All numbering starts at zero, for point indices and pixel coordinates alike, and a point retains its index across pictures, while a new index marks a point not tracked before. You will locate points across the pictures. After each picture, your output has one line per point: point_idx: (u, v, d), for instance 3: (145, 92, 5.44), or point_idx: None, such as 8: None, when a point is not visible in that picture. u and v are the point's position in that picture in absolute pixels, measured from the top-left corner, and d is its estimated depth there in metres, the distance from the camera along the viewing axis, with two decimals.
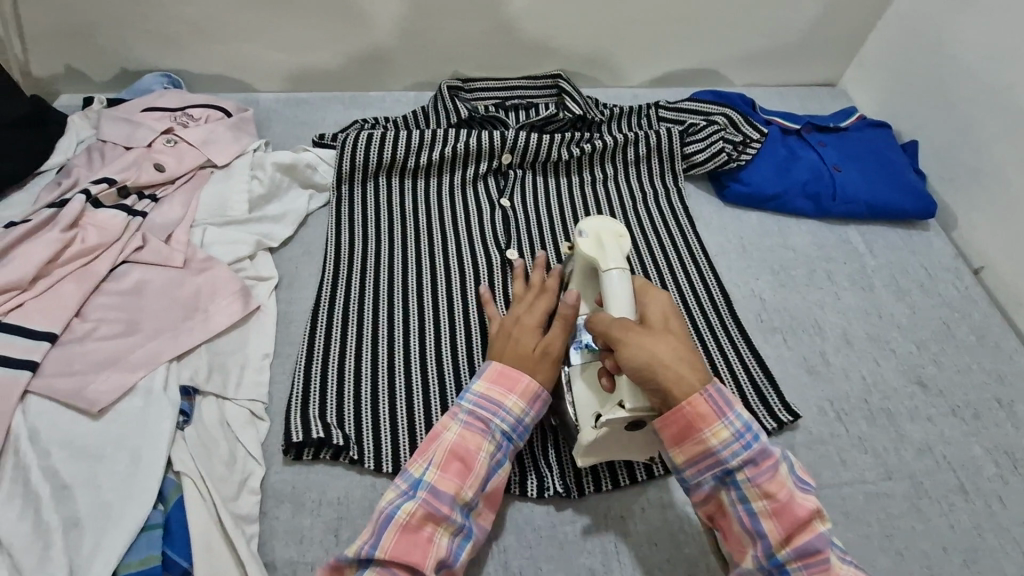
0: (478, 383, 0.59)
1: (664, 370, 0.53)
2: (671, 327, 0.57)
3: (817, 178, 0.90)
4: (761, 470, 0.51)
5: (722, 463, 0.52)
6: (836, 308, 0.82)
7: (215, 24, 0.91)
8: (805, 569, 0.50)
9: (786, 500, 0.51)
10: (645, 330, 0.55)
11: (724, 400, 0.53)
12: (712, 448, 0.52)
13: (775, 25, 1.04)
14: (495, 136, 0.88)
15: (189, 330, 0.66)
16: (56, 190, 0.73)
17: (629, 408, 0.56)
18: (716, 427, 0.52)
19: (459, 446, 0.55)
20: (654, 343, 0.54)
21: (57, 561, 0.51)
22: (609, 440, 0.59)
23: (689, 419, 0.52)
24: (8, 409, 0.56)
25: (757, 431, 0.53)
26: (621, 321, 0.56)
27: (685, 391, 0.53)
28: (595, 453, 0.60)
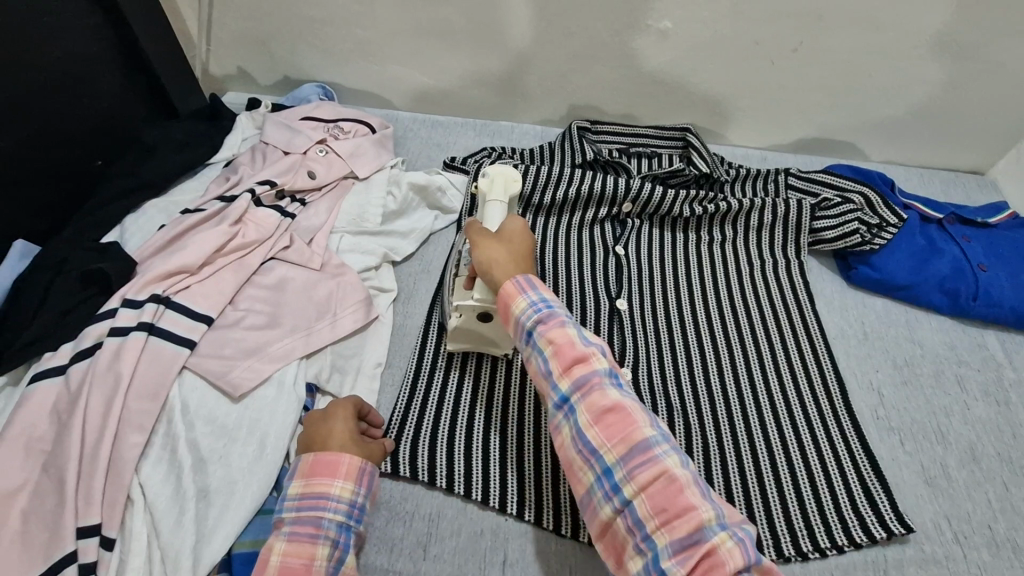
0: (294, 487, 0.55)
1: (498, 267, 0.61)
2: (520, 241, 0.65)
3: (959, 275, 0.85)
4: (549, 326, 0.56)
5: (523, 327, 0.57)
6: (963, 418, 0.77)
7: (374, 46, 0.98)
8: (585, 399, 0.53)
9: (567, 345, 0.54)
10: (495, 239, 0.64)
11: (529, 282, 0.59)
12: (517, 318, 0.58)
13: (929, 106, 0.99)
14: (619, 183, 0.89)
15: (321, 330, 0.70)
16: (224, 186, 0.82)
17: (476, 299, 0.65)
18: (518, 300, 0.58)
19: (289, 568, 0.50)
20: (498, 247, 0.63)
21: (187, 528, 0.56)
22: (468, 328, 0.70)
23: (501, 298, 0.59)
24: (168, 381, 0.62)
25: (553, 301, 0.58)
26: (480, 227, 0.66)
27: (504, 278, 0.60)
28: (464, 337, 0.71)
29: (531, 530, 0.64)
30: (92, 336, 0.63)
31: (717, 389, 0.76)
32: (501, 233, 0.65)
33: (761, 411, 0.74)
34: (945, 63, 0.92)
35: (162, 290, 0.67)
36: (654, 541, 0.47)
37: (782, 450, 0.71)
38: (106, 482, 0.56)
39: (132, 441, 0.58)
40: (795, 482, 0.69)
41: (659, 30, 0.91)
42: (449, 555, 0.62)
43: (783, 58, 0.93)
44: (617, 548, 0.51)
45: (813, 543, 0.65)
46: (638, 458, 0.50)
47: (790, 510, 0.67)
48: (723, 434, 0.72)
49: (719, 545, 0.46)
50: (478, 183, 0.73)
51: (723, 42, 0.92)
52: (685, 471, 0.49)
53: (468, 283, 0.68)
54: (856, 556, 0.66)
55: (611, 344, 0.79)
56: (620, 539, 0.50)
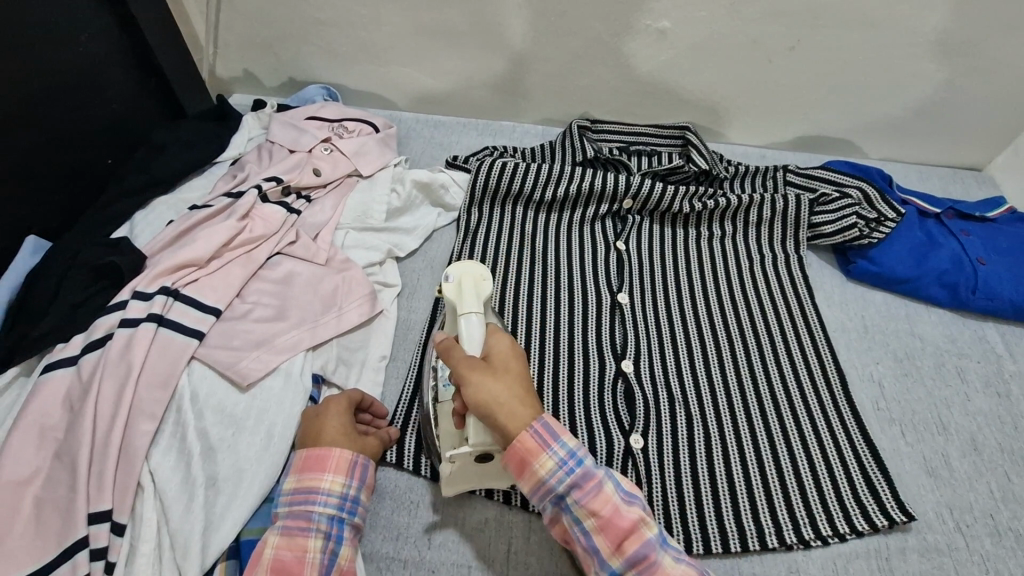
0: (288, 483, 0.57)
1: (503, 408, 0.53)
2: (514, 364, 0.57)
3: (957, 268, 0.86)
4: (585, 491, 0.53)
5: (553, 491, 0.53)
6: (964, 409, 0.78)
7: (377, 47, 1.00)
8: (603, 531, 0.53)
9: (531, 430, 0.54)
10: (486, 369, 0.55)
11: (550, 430, 0.54)
12: (543, 480, 0.53)
13: (926, 103, 1.00)
14: (620, 181, 0.90)
15: (327, 323, 0.72)
16: (232, 183, 0.83)
17: (470, 443, 0.56)
18: (542, 459, 0.53)
19: (282, 560, 0.52)
20: (493, 382, 0.54)
21: (196, 515, 0.57)
22: (465, 473, 0.60)
23: (514, 453, 0.53)
24: (177, 371, 0.63)
25: (581, 454, 0.54)
26: (463, 354, 0.56)
27: (516, 428, 0.53)
28: (462, 481, 0.61)
29: (535, 519, 0.65)
30: (103, 328, 0.64)
31: (719, 383, 0.76)
32: (488, 360, 0.57)
33: (762, 404, 0.74)
34: (941, 60, 0.93)
35: (172, 283, 0.68)
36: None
37: (783, 440, 0.71)
38: (117, 469, 0.57)
39: (143, 429, 0.59)
40: (798, 473, 0.69)
41: (658, 30, 0.92)
42: (454, 544, 0.63)
43: (781, 56, 0.95)
44: None
45: (814, 531, 0.66)
46: (610, 521, 0.53)
47: (792, 500, 0.67)
48: (725, 427, 0.72)
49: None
50: (442, 287, 0.62)
51: (721, 40, 0.93)
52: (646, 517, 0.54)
53: (459, 423, 0.58)
54: (858, 544, 0.66)
55: (613, 338, 0.80)
56: None
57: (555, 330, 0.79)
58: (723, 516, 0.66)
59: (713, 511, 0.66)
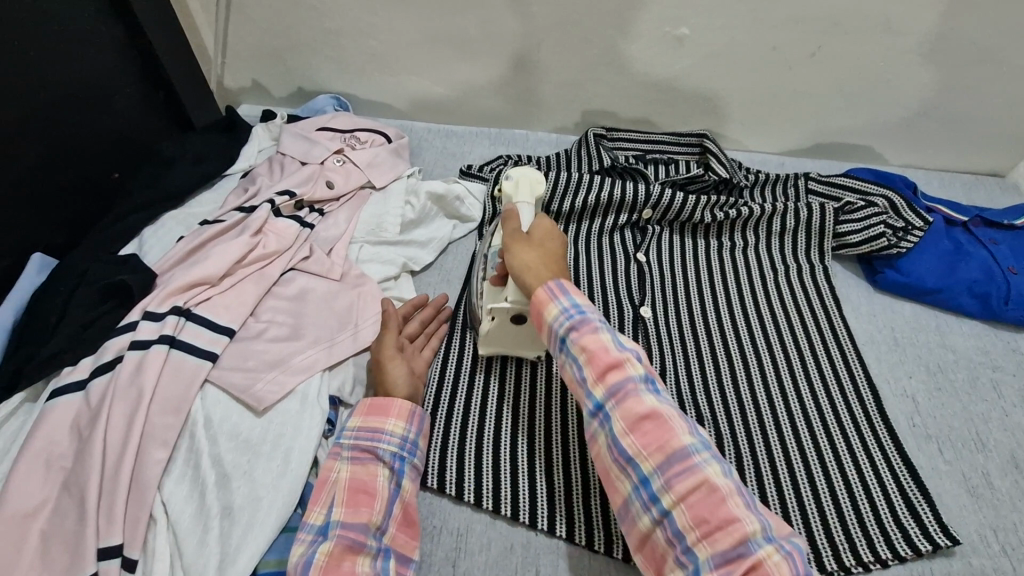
0: (354, 420, 0.61)
1: (529, 273, 0.60)
2: (552, 243, 0.64)
3: (988, 279, 0.84)
4: (582, 333, 0.54)
5: (588, 394, 0.53)
6: (1002, 425, 0.75)
7: (389, 56, 0.98)
8: (619, 407, 0.50)
9: (596, 349, 0.52)
10: (526, 241, 0.63)
11: (560, 286, 0.57)
12: (550, 326, 0.56)
13: (948, 109, 0.98)
14: (640, 189, 0.88)
15: (343, 342, 0.69)
16: (242, 197, 0.81)
17: (509, 301, 0.64)
18: (551, 308, 0.56)
19: (355, 481, 0.57)
20: (529, 251, 0.61)
21: (212, 547, 0.54)
22: (502, 333, 0.69)
23: (531, 306, 0.58)
24: (190, 395, 0.61)
25: (586, 307, 0.56)
26: (515, 227, 0.66)
27: (536, 285, 0.58)
28: (498, 343, 0.70)
29: (563, 545, 0.62)
30: (112, 350, 0.61)
31: (748, 397, 0.74)
32: (529, 236, 0.64)
33: (794, 419, 0.72)
34: (965, 65, 0.91)
35: (183, 301, 0.66)
36: (693, 556, 0.45)
37: (817, 458, 0.69)
38: (128, 501, 0.55)
39: (155, 457, 0.57)
40: (834, 494, 0.67)
41: (676, 37, 0.90)
42: (479, 570, 0.60)
43: (801, 63, 0.93)
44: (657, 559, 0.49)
45: (855, 556, 0.63)
46: (677, 467, 0.47)
47: (830, 522, 0.65)
48: (756, 443, 0.70)
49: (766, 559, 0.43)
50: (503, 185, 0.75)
51: (740, 47, 0.91)
52: (726, 479, 0.47)
53: (498, 285, 0.66)
54: (901, 570, 0.63)
55: (636, 351, 0.77)
56: (661, 550, 0.48)
57: None
58: None
59: None
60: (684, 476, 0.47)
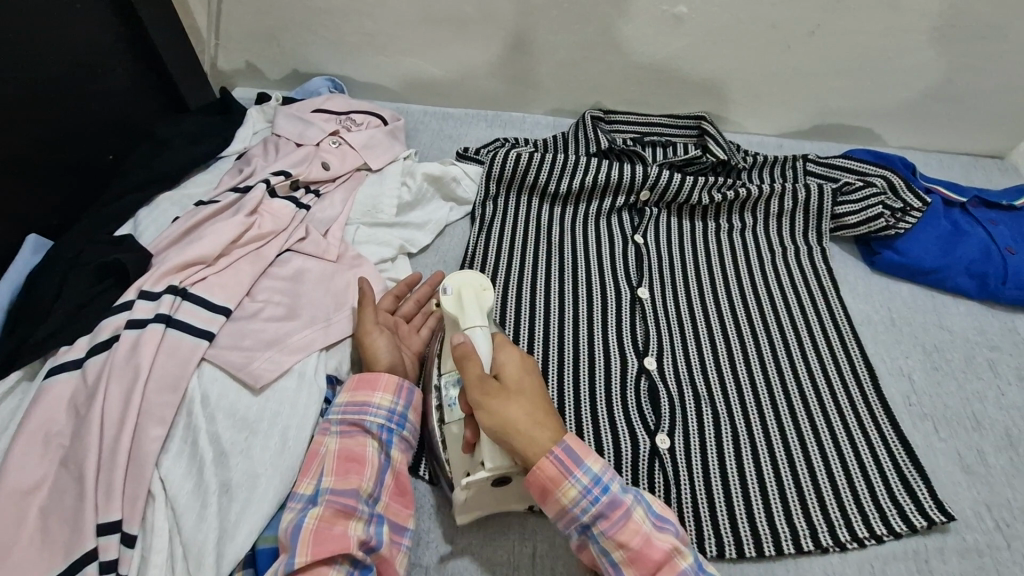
0: (341, 396, 0.61)
1: (522, 436, 0.53)
2: (527, 380, 0.57)
3: (986, 259, 0.83)
4: (613, 522, 0.51)
5: (576, 520, 0.52)
6: (998, 403, 0.75)
7: (384, 37, 0.97)
8: (616, 539, 0.51)
9: (638, 545, 0.51)
10: (501, 389, 0.55)
11: (571, 455, 0.52)
12: (565, 506, 0.52)
13: (948, 89, 0.97)
14: (637, 171, 0.87)
15: (340, 321, 0.69)
16: (238, 177, 0.80)
17: (487, 467, 0.55)
18: (563, 486, 0.52)
19: (344, 451, 0.57)
20: (510, 404, 0.54)
21: (210, 523, 0.54)
22: (480, 499, 0.59)
23: (536, 480, 0.52)
24: (187, 374, 0.61)
25: (603, 477, 0.52)
26: (477, 370, 0.56)
27: (538, 457, 0.52)
28: (476, 509, 0.60)
29: (560, 523, 0.63)
30: (108, 329, 0.61)
31: (745, 378, 0.74)
32: (501, 381, 0.56)
33: (790, 400, 0.72)
34: (965, 44, 0.90)
35: (179, 281, 0.66)
36: None
37: (813, 437, 0.69)
38: (126, 478, 0.55)
39: (153, 433, 0.57)
40: (829, 472, 0.67)
41: (674, 16, 0.90)
42: (477, 547, 0.61)
43: (800, 42, 0.92)
44: None
45: (850, 532, 0.63)
46: None
47: (825, 499, 0.65)
48: (753, 423, 0.70)
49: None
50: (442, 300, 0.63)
51: (739, 26, 0.90)
52: None
53: (474, 447, 0.58)
54: (896, 545, 0.64)
55: (633, 333, 0.77)
56: None
57: (574, 326, 0.77)
58: (755, 519, 0.64)
59: (744, 516, 0.64)
60: None
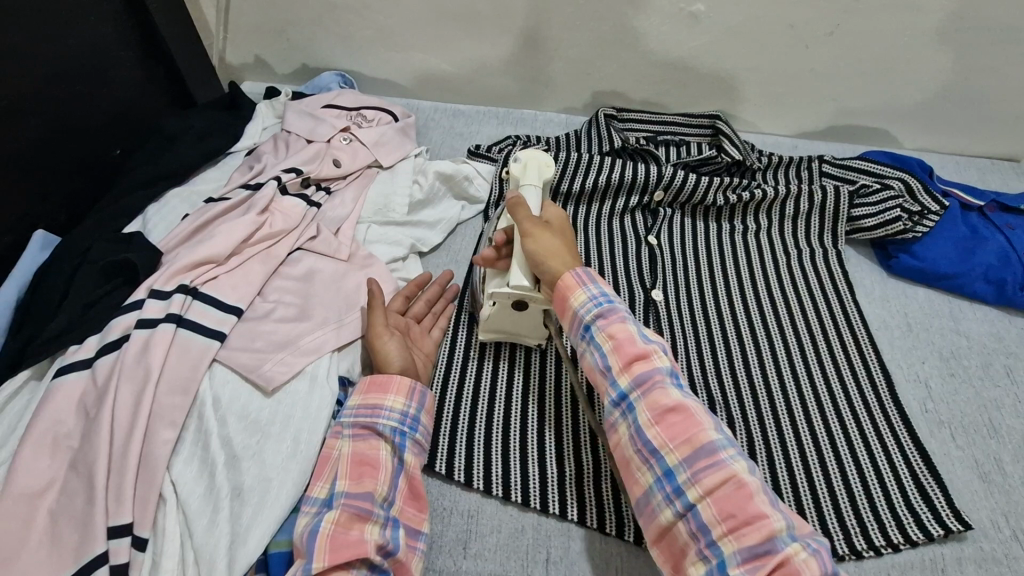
0: (353, 400, 0.60)
1: (550, 257, 0.62)
2: (565, 230, 0.68)
3: (1004, 265, 0.83)
4: (645, 385, 0.54)
5: (585, 332, 0.58)
6: (1015, 410, 0.75)
7: (396, 32, 0.95)
8: (645, 399, 0.53)
9: (668, 409, 0.52)
10: (543, 226, 0.66)
11: (588, 275, 0.61)
12: (584, 337, 0.59)
13: (968, 91, 0.96)
14: (652, 171, 0.86)
15: (352, 323, 0.68)
16: (247, 174, 0.79)
17: (513, 285, 0.64)
18: (578, 292, 0.60)
19: (358, 454, 0.57)
20: (548, 237, 0.64)
21: (222, 527, 0.54)
22: (504, 318, 0.68)
23: (558, 291, 0.61)
24: (197, 375, 0.60)
25: (612, 296, 0.60)
26: (526, 213, 0.67)
27: (561, 270, 0.61)
28: (498, 328, 0.70)
29: (574, 528, 0.62)
30: (118, 329, 0.60)
31: (760, 381, 0.73)
32: (546, 222, 0.67)
33: (805, 404, 0.71)
34: (987, 45, 0.89)
35: (190, 280, 0.65)
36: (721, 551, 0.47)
37: (829, 443, 0.69)
38: (136, 480, 0.54)
39: (163, 437, 0.56)
40: (846, 479, 0.66)
41: (690, 14, 0.88)
42: (490, 551, 0.60)
43: (818, 42, 0.91)
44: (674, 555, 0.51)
45: (867, 541, 0.63)
46: (702, 462, 0.50)
47: (841, 507, 0.64)
48: (768, 427, 0.69)
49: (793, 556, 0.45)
50: (511, 167, 0.77)
51: (757, 25, 0.89)
52: (752, 476, 0.49)
53: (506, 271, 0.67)
54: (913, 555, 0.63)
55: (647, 334, 0.76)
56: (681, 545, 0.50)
57: None
58: None
59: None
60: (711, 472, 0.49)
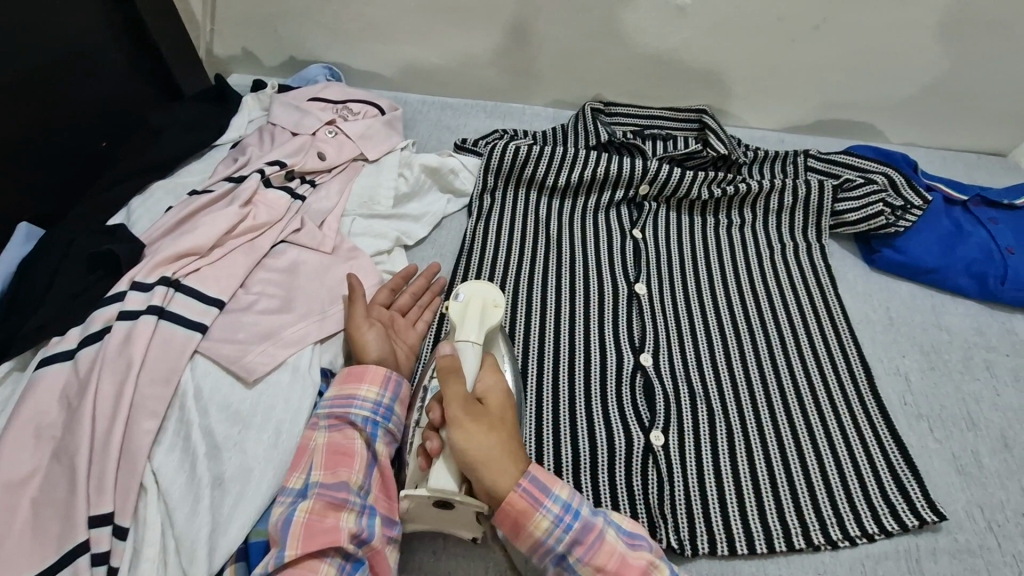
0: (328, 392, 0.60)
1: (487, 467, 0.51)
2: (508, 416, 0.56)
3: (987, 259, 0.83)
4: (587, 548, 0.51)
5: (550, 549, 0.51)
6: (993, 403, 0.75)
7: (383, 25, 0.95)
8: (588, 563, 0.51)
9: (615, 567, 0.50)
10: (480, 416, 0.54)
11: (536, 485, 0.52)
12: (538, 539, 0.51)
13: (954, 85, 0.96)
14: (637, 166, 0.86)
15: (334, 315, 0.68)
16: (232, 167, 0.80)
17: (429, 487, 0.53)
18: (536, 518, 0.51)
19: (333, 446, 0.57)
20: (481, 432, 0.52)
21: (203, 516, 0.54)
22: (424, 510, 0.56)
23: (507, 514, 0.51)
24: (179, 366, 0.60)
25: (574, 504, 0.52)
26: (460, 390, 0.55)
27: (506, 490, 0.51)
28: (422, 521, 0.57)
29: None
30: (100, 320, 0.61)
31: (741, 376, 0.74)
32: (483, 405, 0.55)
33: (786, 399, 0.72)
34: (972, 40, 0.89)
35: (172, 272, 0.65)
36: None
37: (808, 435, 0.69)
38: (118, 470, 0.55)
39: (145, 427, 0.57)
40: (823, 470, 0.67)
41: (677, 7, 0.88)
42: (470, 543, 0.61)
43: (805, 36, 0.91)
44: None
45: (842, 531, 0.64)
46: None
47: (818, 498, 0.65)
48: (748, 421, 0.70)
49: None
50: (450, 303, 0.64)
51: (743, 19, 0.89)
52: None
53: (424, 464, 0.56)
54: (887, 545, 0.64)
55: (630, 328, 0.77)
56: None
57: (570, 321, 0.76)
58: (748, 517, 0.64)
59: (737, 513, 0.64)
60: None
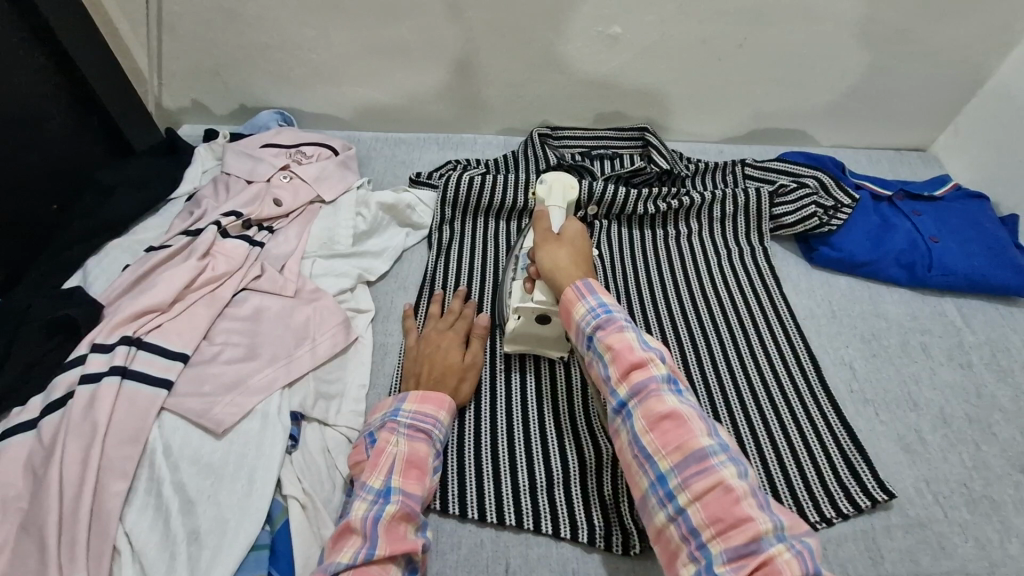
0: (410, 402, 0.63)
1: (561, 272, 0.65)
2: (580, 243, 0.70)
3: (913, 248, 0.90)
4: (642, 394, 0.54)
5: (583, 333, 0.60)
6: (931, 383, 0.81)
7: (329, 68, 0.98)
8: (641, 406, 0.53)
9: (663, 415, 0.52)
10: (557, 240, 0.70)
11: (588, 287, 0.62)
12: (578, 323, 0.61)
13: (870, 90, 1.04)
14: (585, 186, 0.91)
15: (302, 357, 0.70)
16: (188, 221, 0.80)
17: (536, 300, 0.68)
18: (578, 306, 0.61)
19: (411, 455, 0.59)
20: (561, 253, 0.67)
21: (181, 572, 0.55)
22: (529, 332, 0.73)
23: (563, 304, 0.63)
24: (147, 425, 0.61)
25: (611, 306, 0.60)
26: (546, 228, 0.72)
27: (566, 284, 0.64)
28: (522, 341, 0.75)
29: (531, 538, 0.64)
30: (62, 387, 0.61)
31: (700, 380, 0.77)
32: (560, 235, 0.71)
33: (744, 399, 0.76)
34: (881, 48, 0.96)
35: (133, 331, 0.66)
36: (709, 551, 0.47)
37: (765, 428, 0.73)
38: (89, 537, 0.55)
39: (115, 489, 0.57)
40: (782, 461, 0.71)
41: (608, 36, 0.93)
42: (451, 569, 0.62)
43: (729, 54, 0.97)
44: (671, 551, 0.51)
45: (804, 518, 0.67)
46: (693, 465, 0.50)
47: (779, 489, 0.69)
48: (708, 418, 0.74)
49: (776, 556, 0.45)
50: (536, 190, 0.79)
51: (670, 43, 0.95)
52: (741, 480, 0.49)
53: (530, 285, 0.70)
54: (845, 527, 0.68)
55: None
56: (674, 545, 0.50)
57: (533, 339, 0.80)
58: None
59: None
60: (702, 477, 0.49)
